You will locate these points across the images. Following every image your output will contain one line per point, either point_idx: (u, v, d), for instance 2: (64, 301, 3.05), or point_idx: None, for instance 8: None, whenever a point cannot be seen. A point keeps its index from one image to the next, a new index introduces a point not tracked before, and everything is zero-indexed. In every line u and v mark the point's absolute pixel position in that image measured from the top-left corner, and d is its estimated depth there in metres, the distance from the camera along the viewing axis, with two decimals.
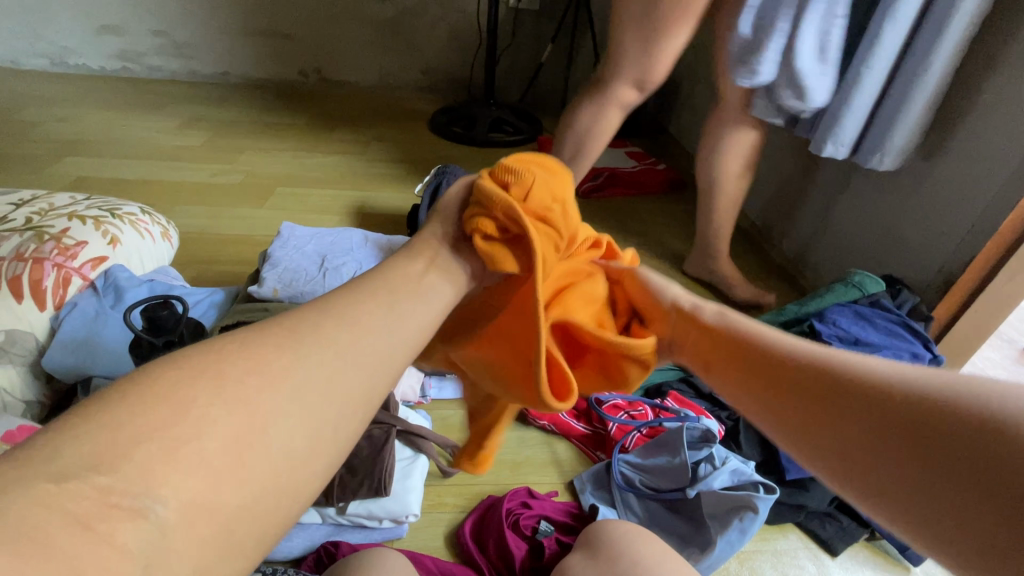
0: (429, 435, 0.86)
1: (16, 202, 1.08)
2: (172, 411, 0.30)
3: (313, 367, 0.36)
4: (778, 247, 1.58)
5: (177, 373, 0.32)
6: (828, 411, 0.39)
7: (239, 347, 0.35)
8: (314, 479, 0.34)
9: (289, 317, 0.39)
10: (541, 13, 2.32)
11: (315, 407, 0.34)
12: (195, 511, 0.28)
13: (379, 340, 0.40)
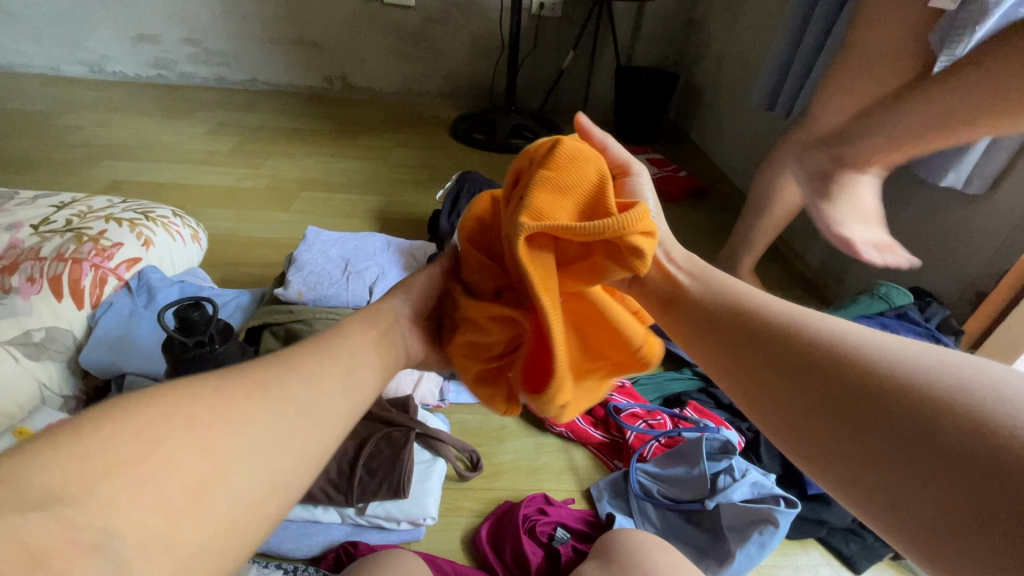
0: (447, 438, 0.87)
1: (57, 205, 1.12)
2: (142, 447, 0.31)
3: (275, 422, 0.38)
4: (801, 257, 1.56)
5: (147, 410, 0.33)
6: (812, 391, 0.41)
7: (207, 391, 0.37)
8: (263, 524, 0.35)
9: (250, 372, 0.41)
10: (563, 20, 2.33)
11: (270, 459, 0.36)
12: (155, 550, 0.29)
13: (326, 402, 0.43)
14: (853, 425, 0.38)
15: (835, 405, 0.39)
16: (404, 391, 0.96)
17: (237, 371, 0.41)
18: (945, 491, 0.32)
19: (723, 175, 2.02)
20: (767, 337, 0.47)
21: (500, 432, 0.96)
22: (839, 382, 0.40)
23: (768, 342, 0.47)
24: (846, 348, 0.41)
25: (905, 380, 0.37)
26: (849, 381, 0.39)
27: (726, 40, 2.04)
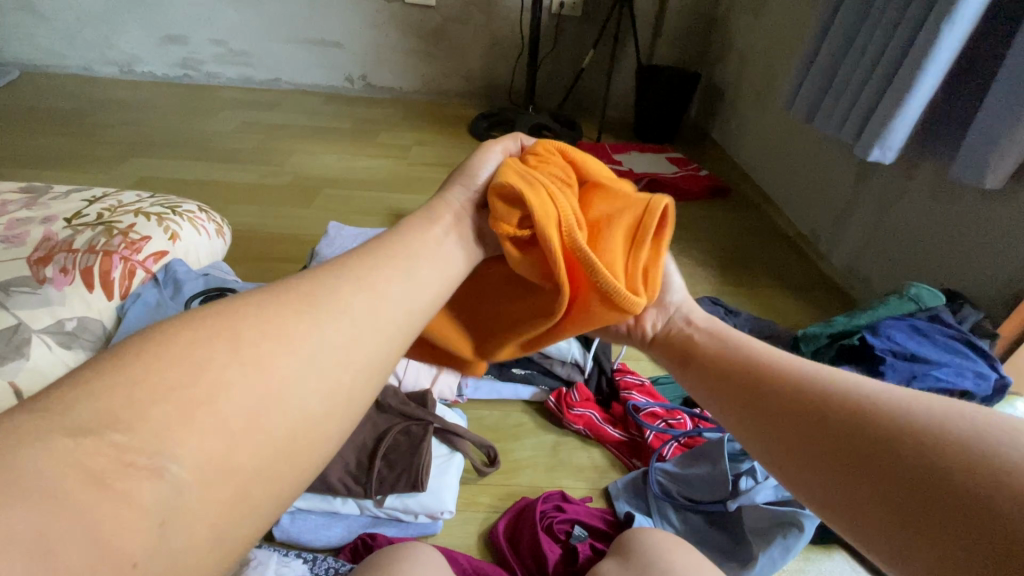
0: (466, 433, 0.86)
1: (89, 199, 1.15)
2: (191, 370, 0.28)
3: (328, 336, 0.34)
4: (825, 257, 1.53)
5: (194, 333, 0.30)
6: (807, 439, 0.41)
7: (255, 310, 0.33)
8: (325, 447, 0.32)
9: (299, 284, 0.37)
10: (584, 18, 2.32)
11: (326, 376, 0.33)
12: (212, 471, 0.26)
13: (383, 308, 0.38)
14: (854, 470, 0.36)
15: (847, 458, 0.37)
16: (422, 385, 0.95)
17: (286, 286, 0.37)
18: (947, 552, 0.30)
19: (745, 174, 1.99)
20: (767, 388, 0.46)
21: (518, 429, 0.96)
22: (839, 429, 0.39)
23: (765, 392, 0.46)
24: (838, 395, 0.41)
25: (902, 425, 0.36)
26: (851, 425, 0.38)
27: (750, 38, 2.00)
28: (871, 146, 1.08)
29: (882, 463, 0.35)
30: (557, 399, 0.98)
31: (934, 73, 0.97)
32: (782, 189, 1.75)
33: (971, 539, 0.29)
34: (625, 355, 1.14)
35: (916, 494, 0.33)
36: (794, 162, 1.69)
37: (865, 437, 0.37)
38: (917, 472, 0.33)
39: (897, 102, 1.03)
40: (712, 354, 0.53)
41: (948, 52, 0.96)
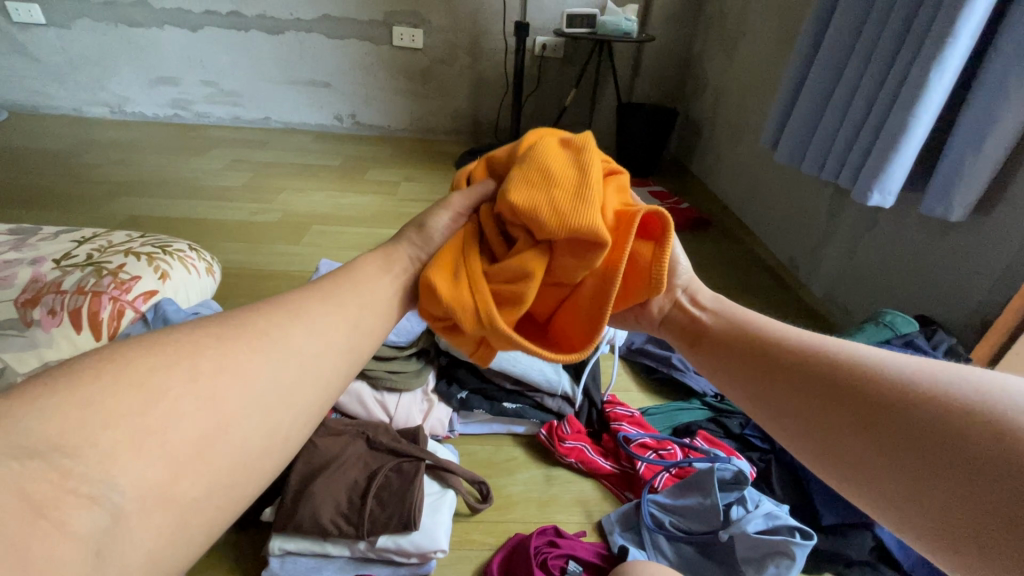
0: (458, 469, 0.86)
1: (78, 240, 1.16)
2: (143, 405, 0.31)
3: (277, 375, 0.37)
4: (805, 285, 1.57)
5: (150, 362, 0.33)
6: (826, 405, 0.39)
7: (196, 343, 0.36)
8: (259, 478, 0.36)
9: (255, 318, 0.40)
10: (566, 59, 2.42)
11: (269, 415, 0.36)
12: (150, 503, 0.29)
13: (329, 354, 0.41)
14: (846, 411, 0.38)
15: (863, 423, 0.37)
16: (414, 421, 0.96)
17: (235, 319, 0.39)
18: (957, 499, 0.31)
19: (725, 206, 2.05)
20: (776, 352, 0.45)
21: (510, 463, 0.96)
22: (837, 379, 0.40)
23: (780, 355, 0.45)
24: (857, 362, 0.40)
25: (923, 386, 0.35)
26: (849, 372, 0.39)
27: (725, 78, 2.10)
28: (871, 191, 1.11)
29: (899, 423, 0.35)
30: (548, 432, 0.99)
31: (926, 116, 1.01)
32: (761, 220, 1.82)
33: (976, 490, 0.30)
34: (613, 387, 1.15)
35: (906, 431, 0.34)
36: (771, 194, 1.76)
37: (880, 397, 0.37)
38: (936, 431, 0.33)
39: (888, 148, 1.07)
40: (719, 324, 0.52)
41: (937, 97, 1.00)
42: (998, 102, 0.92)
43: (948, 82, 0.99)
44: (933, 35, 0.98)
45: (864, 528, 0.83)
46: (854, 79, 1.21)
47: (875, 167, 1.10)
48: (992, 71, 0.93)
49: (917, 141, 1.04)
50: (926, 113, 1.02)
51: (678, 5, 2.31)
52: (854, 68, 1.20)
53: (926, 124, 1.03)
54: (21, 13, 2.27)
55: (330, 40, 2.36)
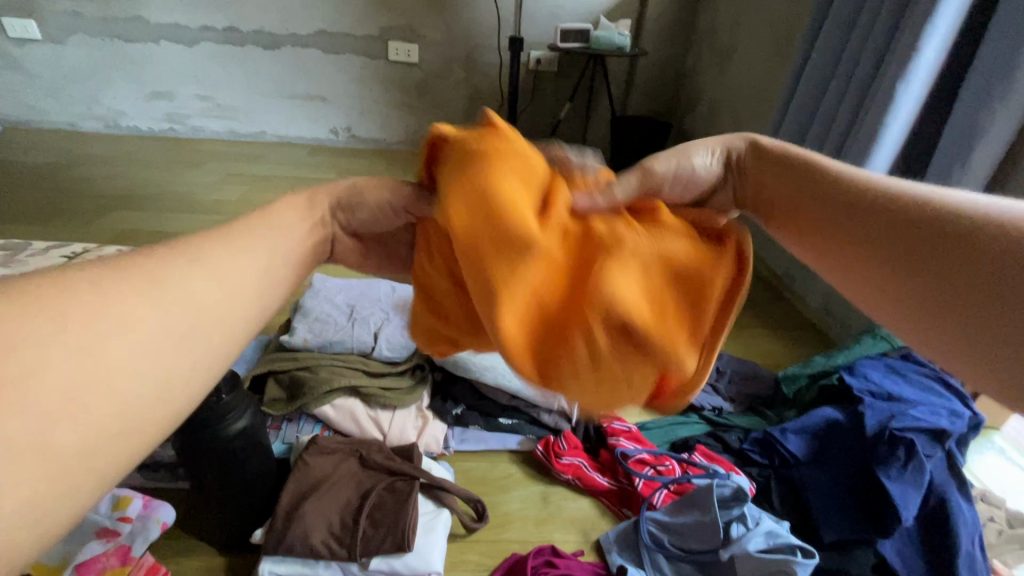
0: (453, 488, 0.84)
1: (69, 255, 1.14)
2: (13, 338, 0.26)
3: (177, 314, 0.33)
4: (801, 297, 1.57)
5: (68, 294, 0.29)
6: None
7: (117, 278, 0.32)
8: (160, 423, 0.32)
9: (161, 251, 0.36)
10: (560, 73, 2.44)
11: (176, 354, 0.32)
12: (19, 449, 0.25)
13: (240, 298, 0.37)
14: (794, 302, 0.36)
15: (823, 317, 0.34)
16: (408, 438, 0.95)
17: (141, 254, 0.35)
18: None
19: None
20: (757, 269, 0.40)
21: (506, 480, 0.95)
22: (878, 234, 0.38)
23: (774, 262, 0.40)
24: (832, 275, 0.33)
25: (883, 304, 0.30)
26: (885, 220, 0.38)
27: (718, 91, 2.12)
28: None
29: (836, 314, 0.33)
30: (544, 447, 0.98)
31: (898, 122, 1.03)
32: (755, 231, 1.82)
33: None
34: None
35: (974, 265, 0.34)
36: None
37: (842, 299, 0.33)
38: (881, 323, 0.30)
39: (863, 154, 1.09)
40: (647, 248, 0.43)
41: (908, 104, 1.02)
42: (982, 113, 0.93)
43: (915, 95, 1.01)
44: (900, 50, 1.01)
45: (867, 546, 0.81)
46: (840, 91, 1.22)
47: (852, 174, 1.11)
48: (974, 78, 0.94)
49: (890, 148, 1.06)
50: (897, 119, 1.03)
51: (670, 20, 2.34)
52: (840, 77, 1.21)
53: (892, 135, 1.05)
54: (16, 29, 2.28)
55: (325, 54, 2.37)
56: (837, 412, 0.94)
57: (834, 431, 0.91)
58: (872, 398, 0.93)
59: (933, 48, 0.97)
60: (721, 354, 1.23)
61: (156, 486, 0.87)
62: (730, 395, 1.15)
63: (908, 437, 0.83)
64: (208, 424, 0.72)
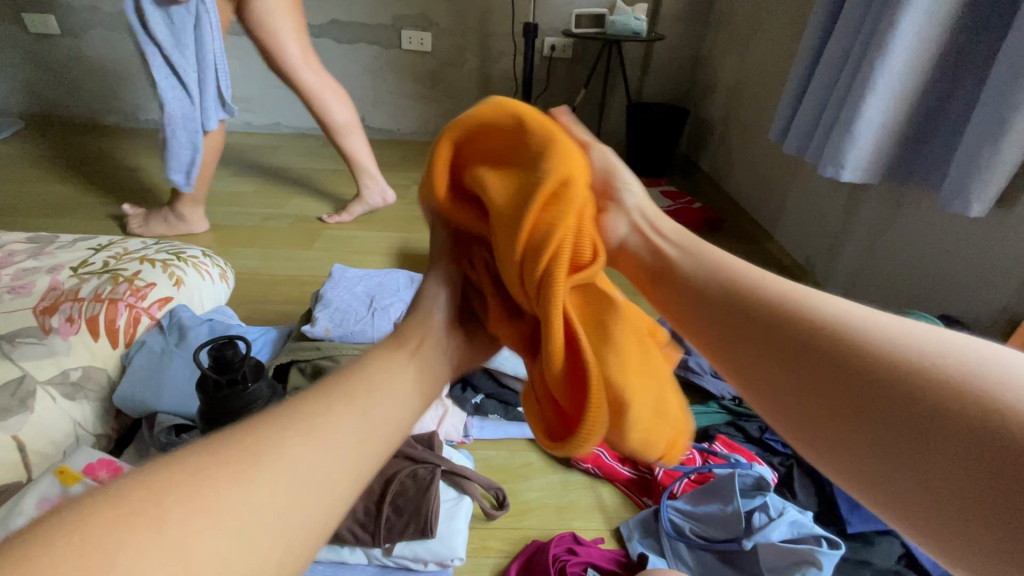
0: (473, 476, 0.85)
1: (95, 247, 1.17)
2: (183, 502, 0.34)
3: (340, 432, 0.43)
4: (823, 285, 1.55)
5: (136, 497, 0.34)
6: (863, 413, 0.37)
7: (194, 469, 0.36)
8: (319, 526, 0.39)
9: (325, 387, 0.47)
10: (574, 59, 2.41)
11: (329, 462, 0.41)
12: None
13: (382, 412, 0.47)
14: (834, 375, 0.39)
15: (852, 408, 0.38)
16: (428, 427, 0.96)
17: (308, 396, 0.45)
18: (934, 464, 0.33)
19: (738, 206, 2.02)
20: (834, 356, 0.40)
21: (526, 469, 0.95)
22: (797, 349, 0.42)
23: (822, 355, 0.41)
24: (844, 343, 0.40)
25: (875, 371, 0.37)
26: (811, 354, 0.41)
27: (736, 77, 2.08)
28: (828, 168, 1.17)
29: (854, 385, 0.38)
30: None
31: (872, 107, 1.07)
32: (776, 218, 1.79)
33: (919, 429, 0.34)
34: None
35: (907, 415, 0.35)
36: (786, 193, 1.73)
37: (875, 385, 0.37)
38: (887, 399, 0.36)
39: (843, 136, 1.12)
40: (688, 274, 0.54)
41: (885, 84, 1.05)
42: (1013, 100, 0.89)
43: (897, 70, 1.04)
44: (881, 28, 1.04)
45: (890, 534, 0.81)
46: (846, 84, 1.18)
47: (845, 166, 1.14)
48: (999, 67, 0.91)
49: (868, 132, 1.10)
50: (874, 99, 1.07)
51: (687, 4, 2.29)
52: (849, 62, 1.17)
53: (881, 115, 1.09)
54: (37, 24, 2.31)
55: (339, 44, 2.37)
56: None
57: None
58: None
59: (900, 27, 1.01)
60: None
61: None
62: None
63: None
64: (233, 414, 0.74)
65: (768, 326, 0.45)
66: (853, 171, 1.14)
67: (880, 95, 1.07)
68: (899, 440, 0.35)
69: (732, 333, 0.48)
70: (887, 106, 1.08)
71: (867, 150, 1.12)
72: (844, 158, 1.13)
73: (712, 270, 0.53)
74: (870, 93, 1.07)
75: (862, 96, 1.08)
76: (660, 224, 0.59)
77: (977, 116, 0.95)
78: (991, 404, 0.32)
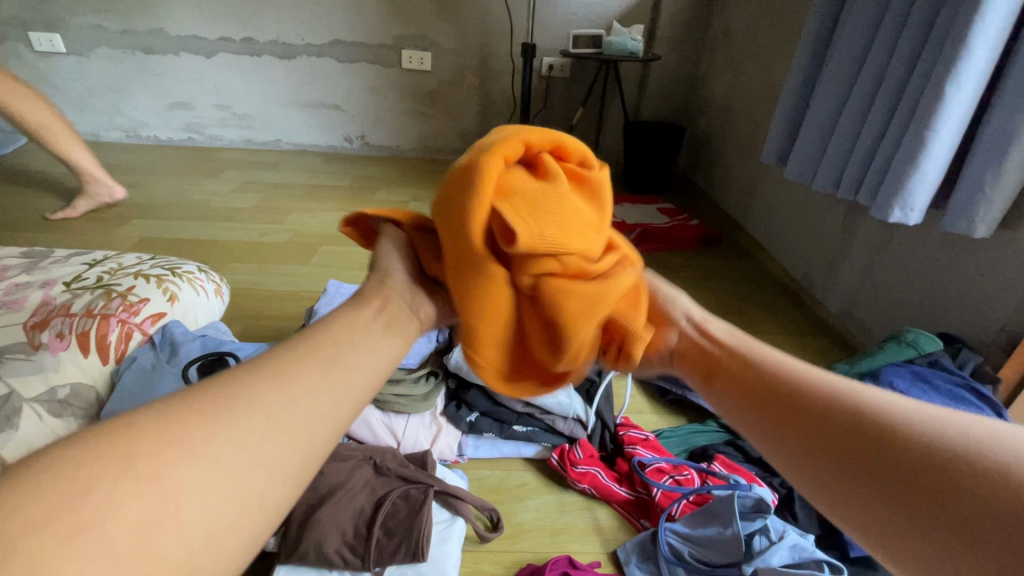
0: (466, 496, 0.83)
1: (89, 262, 1.16)
2: (78, 491, 0.26)
3: (307, 397, 0.35)
4: (821, 303, 1.54)
5: (20, 491, 0.25)
6: (877, 476, 0.35)
7: (155, 422, 0.30)
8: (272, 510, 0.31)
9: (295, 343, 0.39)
10: (572, 79, 2.44)
11: (290, 436, 0.33)
12: None
13: (355, 368, 0.39)
14: (863, 450, 0.36)
15: (879, 478, 0.34)
16: (422, 446, 0.94)
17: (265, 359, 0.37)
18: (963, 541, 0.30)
19: (735, 223, 2.03)
20: (845, 423, 0.38)
21: (521, 489, 0.93)
22: (826, 424, 0.39)
23: (841, 424, 0.38)
24: (885, 419, 0.36)
25: (897, 442, 0.35)
26: (842, 425, 0.38)
27: (733, 96, 2.10)
28: (892, 208, 1.08)
29: (872, 456, 0.35)
30: (560, 456, 0.96)
31: (943, 139, 0.99)
32: (772, 236, 1.79)
33: (940, 507, 0.31)
34: (627, 409, 1.11)
35: (933, 486, 0.32)
36: (782, 210, 1.74)
37: (905, 457, 0.34)
38: (909, 472, 0.33)
39: (909, 169, 1.04)
40: (724, 353, 0.49)
41: (957, 112, 0.98)
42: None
43: (966, 99, 0.97)
44: (943, 53, 0.97)
45: None
46: (865, 102, 1.19)
47: (911, 207, 1.06)
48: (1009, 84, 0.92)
49: (936, 165, 1.02)
50: (944, 129, 0.99)
51: (683, 25, 2.33)
52: (865, 84, 1.18)
53: (951, 147, 1.01)
54: (43, 42, 2.34)
55: (340, 63, 2.40)
56: None
57: None
58: None
59: (972, 51, 0.94)
60: None
61: None
62: None
63: None
64: None
65: (789, 401, 0.42)
66: (919, 210, 1.06)
67: (952, 126, 0.99)
68: (928, 515, 0.32)
69: (768, 410, 0.43)
70: (954, 137, 1.01)
71: (933, 185, 1.05)
72: (910, 194, 1.05)
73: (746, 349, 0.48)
74: (943, 123, 0.98)
75: (931, 129, 0.99)
76: (711, 324, 0.53)
77: (991, 130, 0.95)
78: (998, 471, 0.30)
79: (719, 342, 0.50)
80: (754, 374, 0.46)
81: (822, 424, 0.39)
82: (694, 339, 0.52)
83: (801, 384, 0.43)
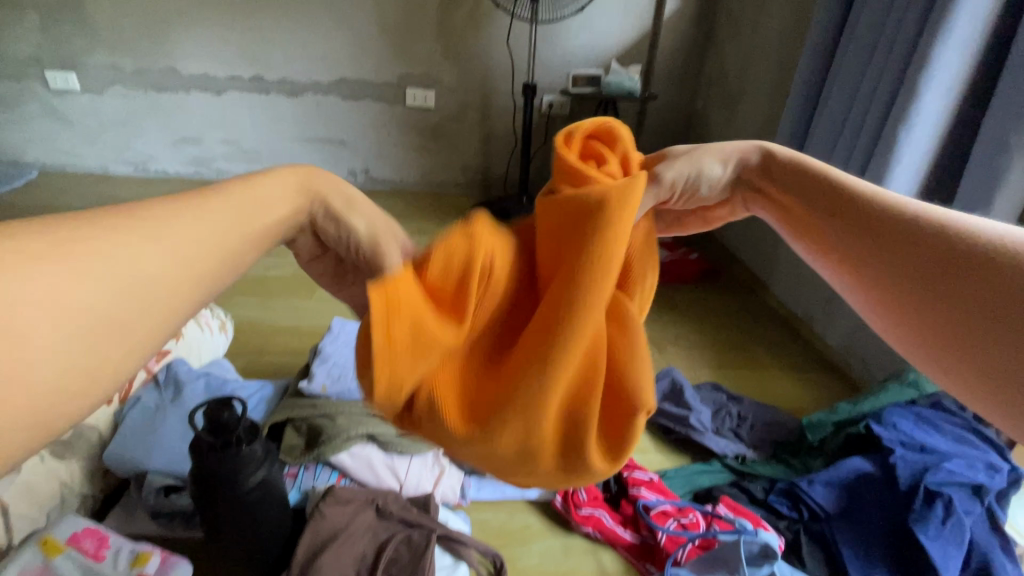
0: (471, 541, 0.83)
1: None
2: None
3: None
4: (821, 338, 1.55)
5: None
6: (951, 314, 0.37)
7: None
8: None
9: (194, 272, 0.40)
10: (572, 116, 2.51)
11: None
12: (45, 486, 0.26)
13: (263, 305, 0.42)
14: (940, 285, 0.37)
15: (954, 307, 0.36)
16: (424, 489, 0.93)
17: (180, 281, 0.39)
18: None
19: (734, 257, 2.06)
20: (925, 260, 0.38)
21: (525, 532, 0.92)
22: (906, 260, 0.39)
23: (921, 259, 0.38)
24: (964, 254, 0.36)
25: (974, 267, 0.36)
26: (927, 262, 0.38)
27: (728, 133, 2.16)
28: None
29: (947, 285, 0.37)
30: (563, 498, 0.95)
31: (901, 177, 1.07)
32: (771, 270, 1.82)
33: (1015, 335, 0.34)
34: (630, 448, 1.11)
35: (1002, 315, 0.34)
36: (780, 245, 1.77)
37: (982, 285, 0.35)
38: (985, 300, 0.35)
39: None
40: (788, 186, 0.45)
41: (912, 154, 1.06)
42: (1002, 161, 0.93)
43: (922, 143, 1.05)
44: (902, 100, 1.05)
45: None
46: (849, 142, 1.24)
47: None
48: (983, 133, 0.96)
49: None
50: (901, 169, 1.07)
51: (679, 65, 2.42)
52: (850, 129, 1.24)
53: (909, 186, 1.09)
54: (59, 80, 2.41)
55: (346, 101, 2.47)
56: (867, 463, 0.92)
57: (866, 485, 0.90)
58: (903, 448, 0.91)
59: (925, 100, 1.02)
60: (743, 399, 1.20)
61: (169, 535, 0.87)
62: (754, 441, 1.11)
63: (945, 494, 0.82)
64: (228, 474, 0.73)
65: (865, 239, 0.40)
66: None
67: (909, 168, 1.07)
68: (997, 343, 0.35)
69: (842, 254, 0.42)
70: (914, 177, 1.09)
71: None
72: None
73: (812, 180, 0.44)
74: (896, 164, 1.07)
75: (887, 169, 1.08)
76: (769, 156, 0.46)
77: (972, 175, 0.98)
78: None
79: (783, 172, 0.45)
80: (821, 210, 0.43)
81: (903, 259, 0.39)
82: (753, 177, 0.47)
83: (893, 213, 0.40)
